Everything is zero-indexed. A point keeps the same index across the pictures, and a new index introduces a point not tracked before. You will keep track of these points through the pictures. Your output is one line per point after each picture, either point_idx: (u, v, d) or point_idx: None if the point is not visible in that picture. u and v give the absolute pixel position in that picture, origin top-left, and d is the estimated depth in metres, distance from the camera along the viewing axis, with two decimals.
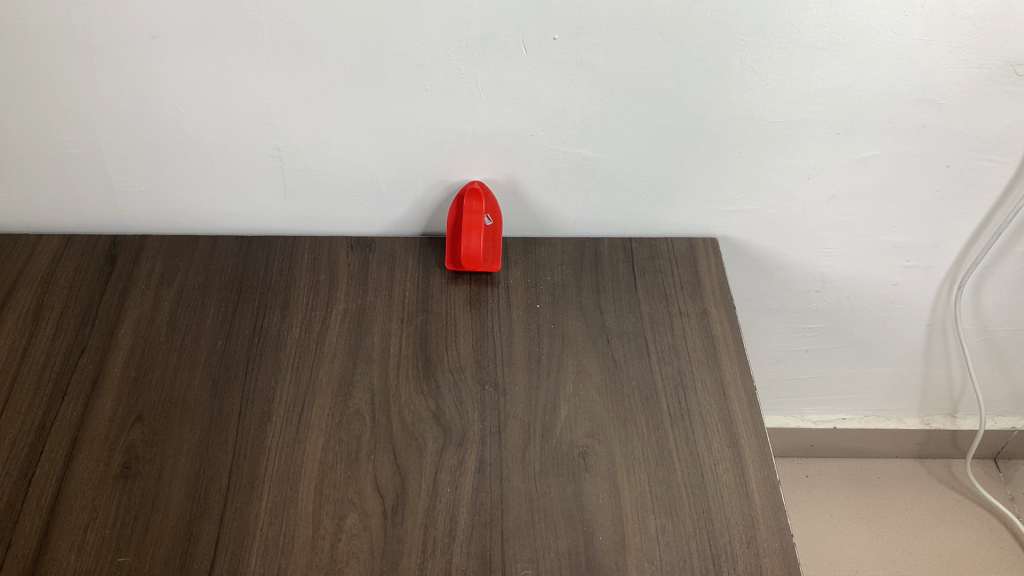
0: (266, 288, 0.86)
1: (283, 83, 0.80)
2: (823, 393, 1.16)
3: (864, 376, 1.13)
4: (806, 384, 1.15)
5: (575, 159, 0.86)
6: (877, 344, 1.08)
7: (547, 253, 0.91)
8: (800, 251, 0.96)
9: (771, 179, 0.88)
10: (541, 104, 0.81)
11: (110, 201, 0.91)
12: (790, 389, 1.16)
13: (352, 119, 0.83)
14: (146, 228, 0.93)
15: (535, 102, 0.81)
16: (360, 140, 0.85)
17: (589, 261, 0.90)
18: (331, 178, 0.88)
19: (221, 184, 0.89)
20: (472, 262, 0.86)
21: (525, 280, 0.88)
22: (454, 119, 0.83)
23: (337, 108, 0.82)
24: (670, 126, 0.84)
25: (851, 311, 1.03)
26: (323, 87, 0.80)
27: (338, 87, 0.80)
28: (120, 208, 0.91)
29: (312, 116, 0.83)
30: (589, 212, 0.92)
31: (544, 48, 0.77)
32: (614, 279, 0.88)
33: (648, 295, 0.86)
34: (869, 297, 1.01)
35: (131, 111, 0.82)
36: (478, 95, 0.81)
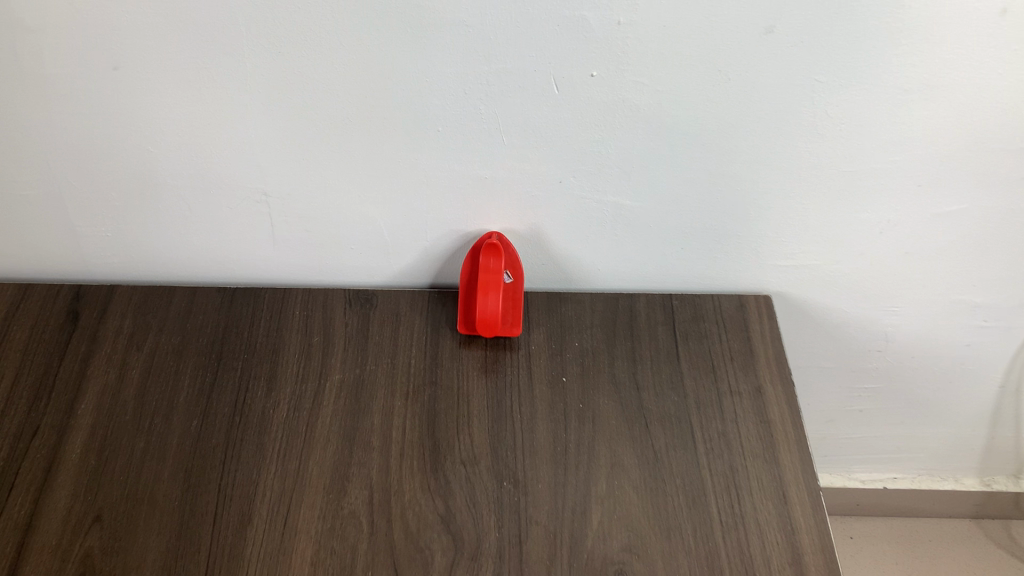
0: (250, 354, 0.74)
1: (270, 121, 0.68)
2: (874, 452, 1.05)
3: (922, 437, 1.01)
4: (856, 443, 1.04)
5: (611, 208, 0.74)
6: (940, 406, 0.96)
7: (575, 312, 0.79)
8: (864, 310, 0.84)
9: (836, 232, 0.76)
10: (573, 148, 0.69)
11: (74, 246, 0.79)
12: (837, 448, 1.05)
13: (352, 162, 0.71)
14: (116, 275, 0.82)
15: (566, 146, 0.69)
16: (360, 185, 0.72)
17: (624, 323, 0.78)
18: (327, 225, 0.76)
19: (200, 229, 0.77)
20: (488, 328, 0.74)
21: (549, 346, 0.76)
22: (471, 163, 0.70)
23: (333, 150, 0.70)
24: (723, 174, 0.71)
25: (915, 372, 0.91)
26: (318, 126, 0.68)
27: (334, 126, 0.68)
28: (85, 253, 0.79)
29: (305, 158, 0.70)
30: (624, 265, 0.80)
31: (579, 87, 0.64)
32: (653, 347, 0.76)
33: (692, 369, 0.74)
34: (937, 357, 0.89)
35: (94, 150, 0.70)
36: (499, 138, 0.68)
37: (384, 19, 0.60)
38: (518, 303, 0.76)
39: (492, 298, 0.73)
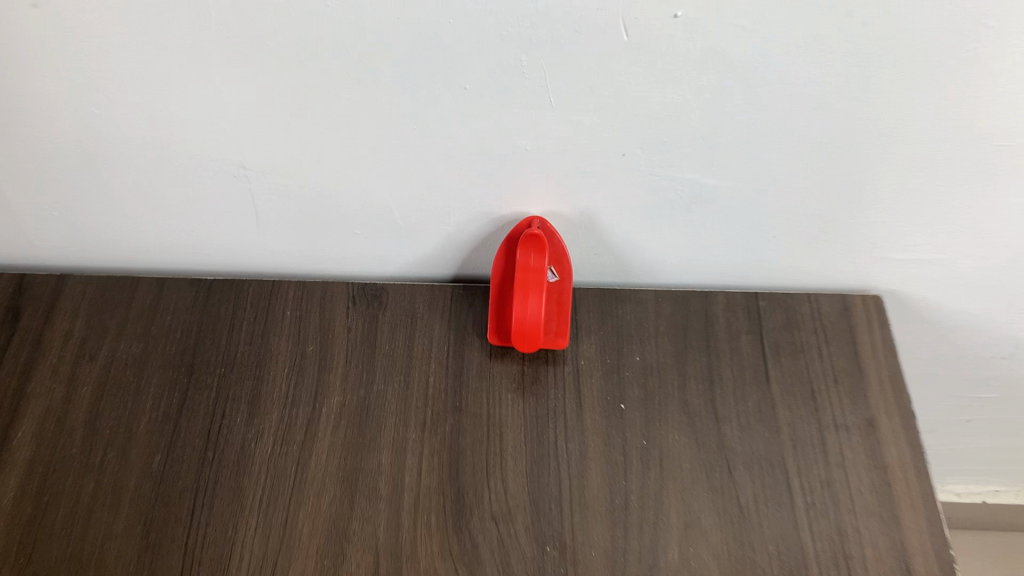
0: (228, 368, 0.60)
1: (242, 76, 0.51)
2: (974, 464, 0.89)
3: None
4: (954, 454, 0.88)
5: (687, 187, 0.58)
6: None
7: (635, 315, 0.63)
8: (996, 313, 0.67)
9: (976, 221, 0.59)
10: (643, 112, 0.52)
11: (14, 226, 0.64)
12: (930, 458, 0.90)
13: (352, 128, 0.54)
14: (71, 258, 0.67)
15: (634, 110, 0.52)
16: (363, 158, 0.56)
17: (697, 331, 0.62)
18: (324, 205, 0.60)
19: (166, 208, 0.61)
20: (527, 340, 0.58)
21: (603, 360, 0.60)
22: (507, 130, 0.54)
23: (327, 114, 0.53)
24: (838, 147, 0.54)
25: None
26: (305, 82, 0.51)
27: (327, 83, 0.51)
28: (30, 234, 0.64)
29: (291, 123, 0.54)
30: (697, 255, 0.63)
31: (657, 31, 0.47)
32: (736, 365, 0.60)
33: (785, 396, 0.59)
34: None
35: (21, 111, 0.54)
36: (545, 97, 0.51)
37: None
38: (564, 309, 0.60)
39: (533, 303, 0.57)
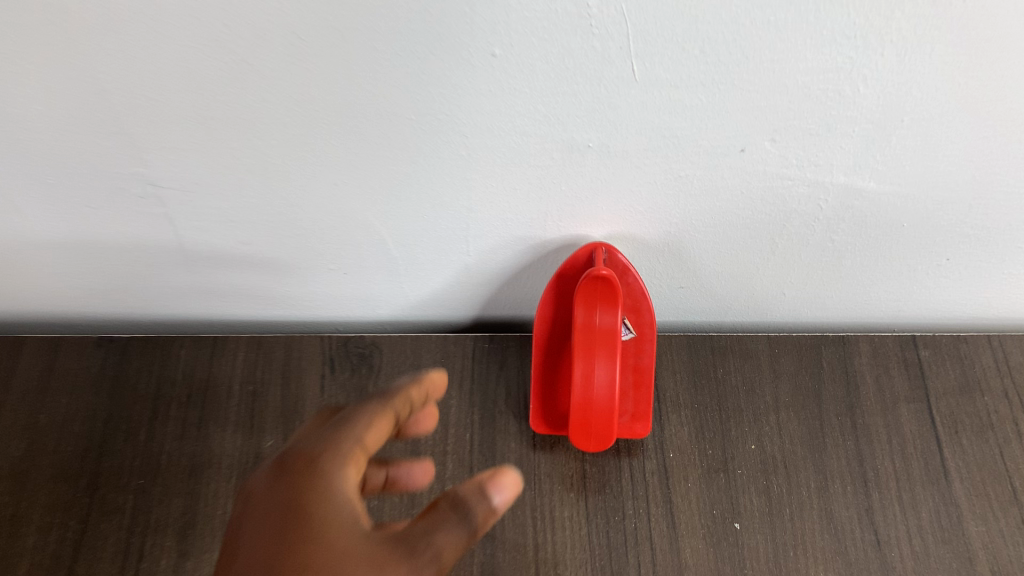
0: (149, 477, 0.41)
1: (113, 71, 0.30)
2: None
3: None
4: None
5: (834, 196, 0.37)
6: None
7: (743, 376, 0.43)
8: None
9: None
10: (789, 94, 0.31)
11: None
12: None
13: (310, 130, 0.33)
14: None
15: (769, 94, 0.31)
16: (332, 170, 0.36)
17: (835, 401, 0.42)
18: (281, 238, 0.40)
19: (44, 246, 0.41)
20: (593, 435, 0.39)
21: (701, 451, 0.41)
22: (562, 126, 0.33)
23: (267, 116, 0.33)
24: None
25: None
26: (221, 66, 0.30)
27: (260, 66, 0.30)
28: None
29: (208, 127, 0.33)
30: (830, 287, 0.43)
31: None
32: (896, 454, 0.41)
33: (975, 502, 0.40)
34: None
35: None
36: (628, 75, 0.30)
37: None
38: (645, 380, 0.41)
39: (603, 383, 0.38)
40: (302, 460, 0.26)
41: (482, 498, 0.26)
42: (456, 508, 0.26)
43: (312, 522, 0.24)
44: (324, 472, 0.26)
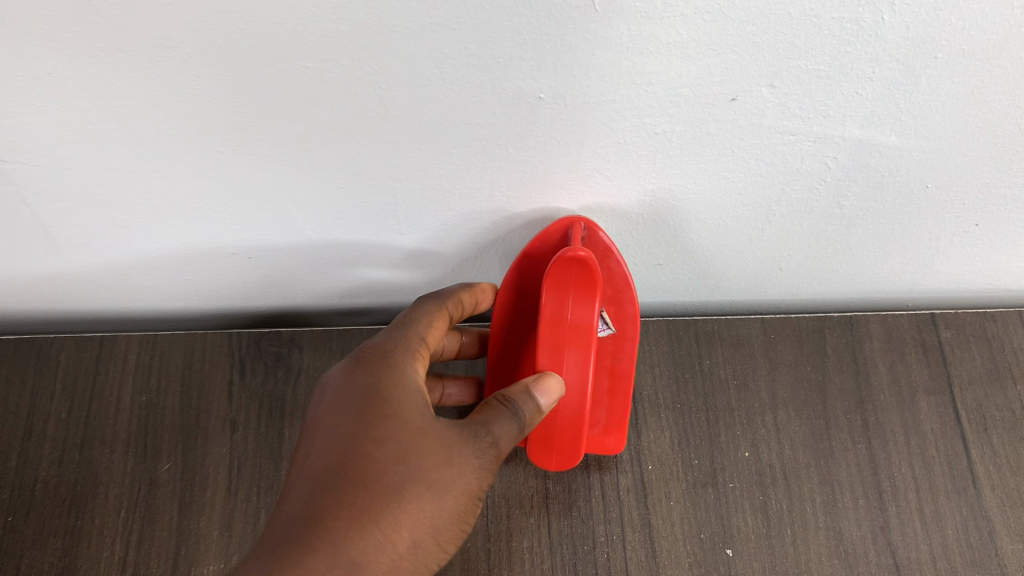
0: (17, 514, 0.33)
1: None
2: None
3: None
4: None
5: (846, 152, 0.30)
6: None
7: (735, 368, 0.36)
8: None
9: None
10: (793, 27, 0.24)
11: None
12: None
13: (164, 105, 0.25)
14: None
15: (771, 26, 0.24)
16: (208, 147, 0.28)
17: (842, 396, 0.36)
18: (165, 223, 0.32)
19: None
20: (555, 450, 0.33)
21: (685, 462, 0.34)
22: (498, 83, 0.25)
23: (98, 90, 0.24)
24: None
25: None
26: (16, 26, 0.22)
27: (68, 24, 0.22)
28: None
29: (26, 106, 0.25)
30: (837, 260, 0.36)
31: None
32: (916, 458, 0.35)
33: (1009, 514, 0.34)
34: None
35: None
36: (577, 12, 0.22)
37: None
38: (623, 386, 0.34)
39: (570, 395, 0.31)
40: (375, 354, 0.29)
41: (531, 396, 0.29)
42: (511, 404, 0.29)
43: (393, 404, 0.27)
44: (397, 368, 0.28)
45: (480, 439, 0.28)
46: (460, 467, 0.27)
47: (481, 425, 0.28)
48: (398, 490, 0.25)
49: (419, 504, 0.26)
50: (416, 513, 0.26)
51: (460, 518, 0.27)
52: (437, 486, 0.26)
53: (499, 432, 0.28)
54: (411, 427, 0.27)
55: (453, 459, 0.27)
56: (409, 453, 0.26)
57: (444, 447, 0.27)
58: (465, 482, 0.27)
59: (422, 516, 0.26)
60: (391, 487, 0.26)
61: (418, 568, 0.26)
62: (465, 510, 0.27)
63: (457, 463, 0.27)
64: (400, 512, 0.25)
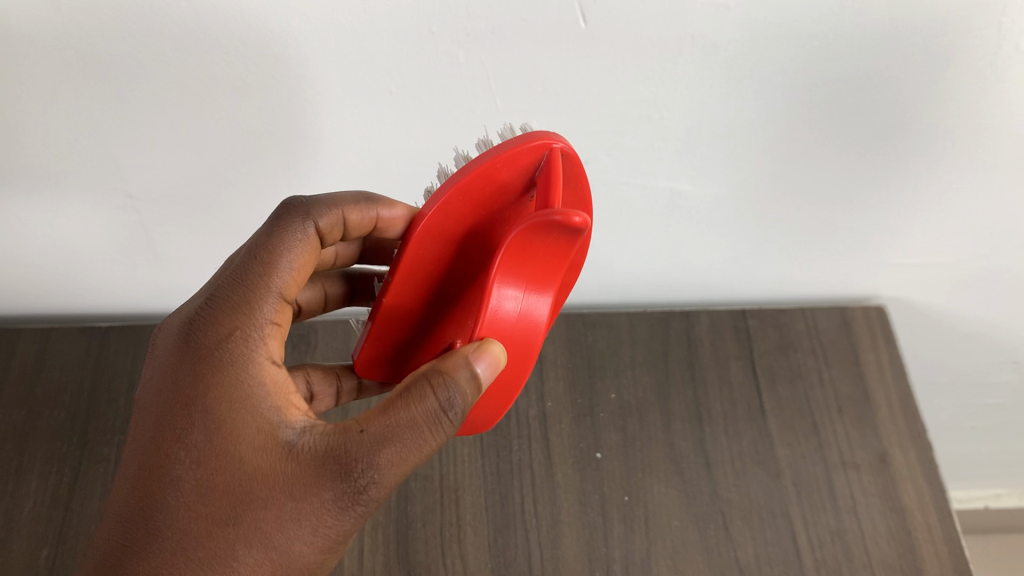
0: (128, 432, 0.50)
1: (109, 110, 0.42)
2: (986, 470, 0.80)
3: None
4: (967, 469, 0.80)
5: (661, 194, 0.49)
6: None
7: (609, 343, 0.54)
8: (1012, 318, 0.59)
9: (987, 223, 0.51)
10: (607, 113, 0.44)
11: None
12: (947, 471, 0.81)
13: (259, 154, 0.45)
14: None
15: (599, 116, 0.44)
16: (278, 178, 0.48)
17: (679, 359, 0.54)
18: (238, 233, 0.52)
19: (40, 244, 0.51)
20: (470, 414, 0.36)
21: (574, 400, 0.52)
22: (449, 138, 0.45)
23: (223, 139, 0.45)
24: (837, 145, 0.46)
25: None
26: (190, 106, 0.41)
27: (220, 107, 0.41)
28: None
29: None
30: (674, 269, 0.56)
31: (624, 20, 0.39)
32: (726, 399, 0.52)
33: (783, 433, 0.51)
34: None
35: None
36: (491, 101, 0.43)
37: None
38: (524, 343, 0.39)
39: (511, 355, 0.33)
40: (238, 359, 0.30)
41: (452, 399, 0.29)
42: (409, 428, 0.28)
43: (233, 440, 0.29)
44: (251, 372, 0.30)
45: (341, 469, 0.28)
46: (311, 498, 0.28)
47: (352, 467, 0.28)
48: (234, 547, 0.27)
49: (254, 558, 0.27)
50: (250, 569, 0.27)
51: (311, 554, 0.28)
52: (276, 539, 0.28)
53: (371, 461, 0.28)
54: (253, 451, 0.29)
55: (305, 514, 0.28)
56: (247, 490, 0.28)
57: (291, 496, 0.28)
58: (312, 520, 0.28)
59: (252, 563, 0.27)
60: (225, 545, 0.27)
61: None
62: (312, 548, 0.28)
63: (306, 516, 0.28)
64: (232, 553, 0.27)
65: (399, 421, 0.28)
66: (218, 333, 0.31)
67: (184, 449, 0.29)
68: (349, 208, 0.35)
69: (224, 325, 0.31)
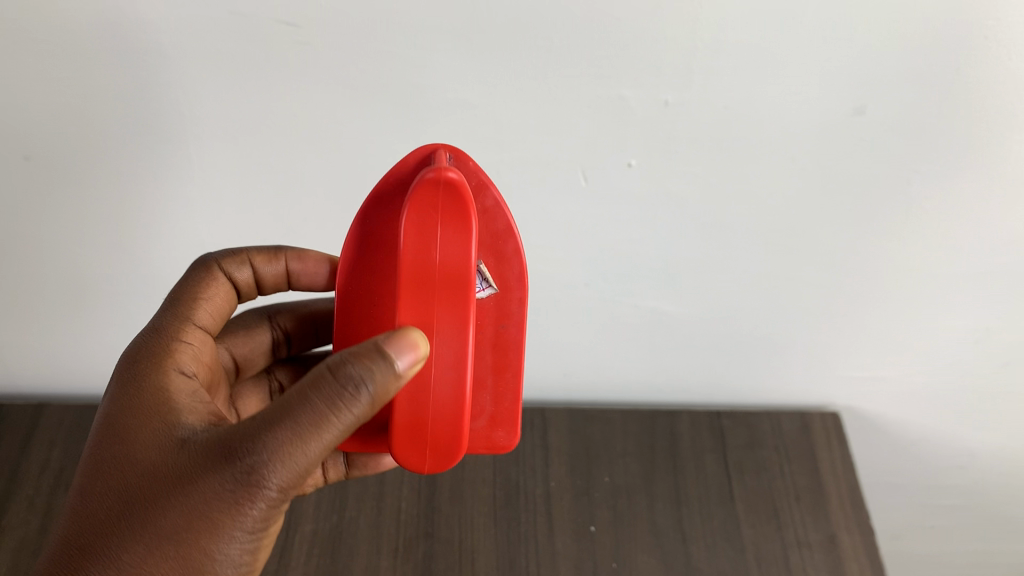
0: None
1: (222, 226, 0.56)
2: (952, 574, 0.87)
3: (1019, 565, 0.84)
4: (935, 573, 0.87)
5: (647, 308, 0.61)
6: None
7: (604, 434, 0.65)
8: (953, 427, 0.69)
9: (917, 342, 0.63)
10: (601, 245, 0.57)
11: (9, 357, 0.67)
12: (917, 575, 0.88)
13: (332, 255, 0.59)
14: (60, 388, 0.69)
15: (595, 247, 0.57)
16: None
17: (662, 451, 0.64)
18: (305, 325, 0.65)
19: (148, 326, 0.65)
20: (432, 434, 0.41)
21: (574, 481, 0.62)
22: None
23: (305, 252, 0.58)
24: (786, 276, 0.58)
25: (1011, 500, 0.75)
26: (288, 222, 0.56)
27: (309, 220, 0.56)
28: (23, 364, 0.67)
29: (276, 258, 0.59)
30: (659, 373, 0.68)
31: (613, 178, 0.52)
32: (701, 485, 0.62)
33: (748, 515, 0.61)
34: None
35: (21, 253, 0.58)
36: None
37: (373, 98, 0.48)
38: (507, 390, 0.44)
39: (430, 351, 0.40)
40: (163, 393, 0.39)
41: (370, 356, 0.35)
42: (303, 403, 0.34)
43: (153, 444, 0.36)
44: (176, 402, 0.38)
45: (242, 459, 0.34)
46: (219, 506, 0.34)
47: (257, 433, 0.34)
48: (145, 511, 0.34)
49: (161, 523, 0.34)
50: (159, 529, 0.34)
51: (232, 549, 0.35)
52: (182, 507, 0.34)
53: (269, 463, 0.34)
54: (173, 487, 0.34)
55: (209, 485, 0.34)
56: (167, 526, 0.34)
57: (194, 474, 0.34)
58: (221, 522, 0.34)
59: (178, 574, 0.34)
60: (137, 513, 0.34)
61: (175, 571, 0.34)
62: (227, 545, 0.35)
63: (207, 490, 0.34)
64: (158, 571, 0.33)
65: (304, 415, 0.34)
66: (149, 398, 0.39)
67: (118, 476, 0.36)
68: (254, 254, 0.50)
69: (152, 391, 0.39)
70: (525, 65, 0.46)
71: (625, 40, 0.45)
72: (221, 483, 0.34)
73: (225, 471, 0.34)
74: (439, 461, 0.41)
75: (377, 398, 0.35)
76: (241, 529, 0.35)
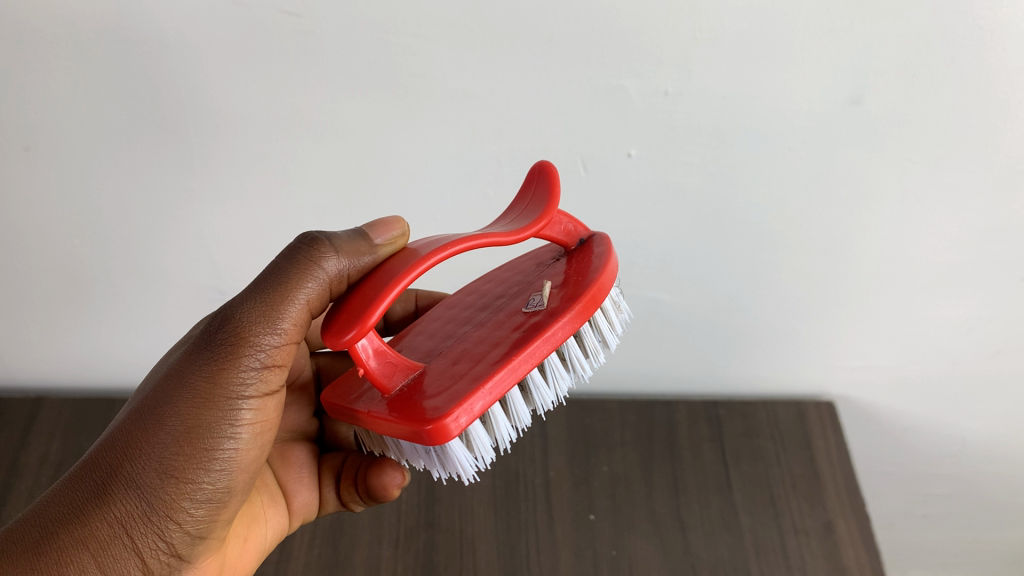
0: None
1: (223, 218, 0.57)
2: (946, 562, 0.88)
3: (1012, 553, 0.85)
4: (928, 560, 0.88)
5: (645, 298, 0.62)
6: None
7: (602, 424, 0.67)
8: (946, 414, 0.70)
9: (911, 331, 0.64)
10: None
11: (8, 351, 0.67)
12: (911, 563, 0.89)
13: None
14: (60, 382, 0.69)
15: None
16: None
17: (660, 440, 0.66)
18: None
19: (150, 319, 0.65)
20: (352, 306, 0.33)
21: (573, 471, 0.63)
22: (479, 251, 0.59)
23: None
24: (784, 266, 0.59)
25: (1004, 487, 0.76)
26: (289, 215, 0.57)
27: (311, 214, 0.57)
28: (23, 357, 0.67)
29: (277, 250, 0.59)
30: (656, 363, 0.68)
31: (612, 168, 0.53)
32: (699, 473, 0.63)
33: (744, 502, 0.61)
34: None
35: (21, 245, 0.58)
36: None
37: (374, 88, 0.48)
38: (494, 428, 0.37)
39: (421, 243, 0.36)
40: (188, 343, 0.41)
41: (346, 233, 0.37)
42: (272, 269, 0.36)
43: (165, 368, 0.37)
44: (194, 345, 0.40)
45: (220, 320, 0.34)
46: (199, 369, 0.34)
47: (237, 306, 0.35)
48: (143, 395, 0.34)
49: (153, 398, 0.33)
50: (150, 404, 0.33)
51: (217, 423, 0.33)
52: (170, 380, 0.34)
53: (243, 318, 0.34)
54: (168, 372, 0.34)
55: (193, 353, 0.34)
56: (156, 401, 0.33)
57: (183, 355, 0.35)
58: (201, 389, 0.33)
59: (161, 445, 0.32)
60: (138, 403, 0.34)
61: (165, 443, 0.32)
62: (211, 414, 0.33)
63: (190, 358, 0.34)
64: (138, 443, 0.32)
65: (273, 277, 0.35)
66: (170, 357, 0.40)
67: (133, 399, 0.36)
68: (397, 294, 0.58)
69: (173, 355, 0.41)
70: (525, 55, 0.47)
71: (623, 30, 0.45)
72: (202, 351, 0.34)
73: (203, 338, 0.34)
74: (340, 330, 0.32)
75: (347, 262, 0.36)
76: (225, 400, 0.33)
